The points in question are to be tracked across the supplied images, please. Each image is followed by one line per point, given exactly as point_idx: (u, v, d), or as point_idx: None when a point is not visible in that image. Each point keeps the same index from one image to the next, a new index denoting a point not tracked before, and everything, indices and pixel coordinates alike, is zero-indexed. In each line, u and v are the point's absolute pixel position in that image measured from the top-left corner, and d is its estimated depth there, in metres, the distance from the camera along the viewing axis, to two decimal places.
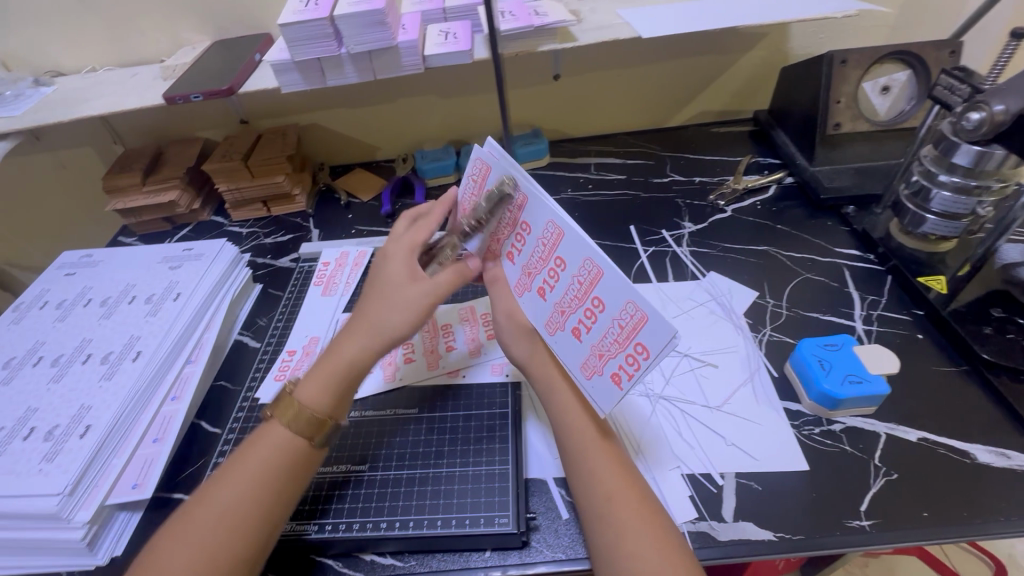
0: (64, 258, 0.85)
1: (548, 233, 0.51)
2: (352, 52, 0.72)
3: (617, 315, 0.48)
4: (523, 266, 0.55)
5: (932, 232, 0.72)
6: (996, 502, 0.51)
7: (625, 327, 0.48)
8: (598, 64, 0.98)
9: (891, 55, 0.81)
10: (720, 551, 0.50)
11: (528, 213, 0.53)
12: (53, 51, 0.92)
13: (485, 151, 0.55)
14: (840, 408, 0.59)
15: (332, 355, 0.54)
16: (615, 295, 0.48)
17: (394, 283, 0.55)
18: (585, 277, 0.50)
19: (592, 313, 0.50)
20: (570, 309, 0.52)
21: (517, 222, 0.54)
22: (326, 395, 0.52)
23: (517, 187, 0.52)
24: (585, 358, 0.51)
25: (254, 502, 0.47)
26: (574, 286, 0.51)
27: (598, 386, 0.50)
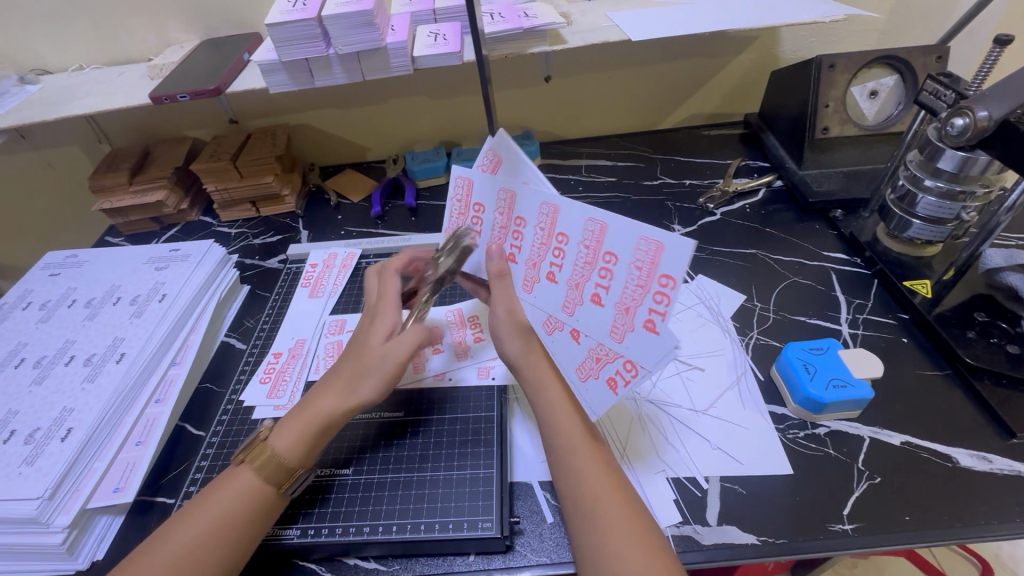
0: (49, 258, 0.84)
1: (544, 214, 0.52)
2: (340, 53, 0.71)
3: (632, 265, 0.48)
4: (527, 260, 0.54)
5: (918, 236, 0.72)
6: (977, 506, 0.52)
7: (643, 265, 0.48)
8: (589, 66, 0.98)
9: (879, 59, 0.82)
10: (704, 555, 0.50)
11: (519, 207, 0.53)
12: (39, 49, 0.91)
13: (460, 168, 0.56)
14: (825, 412, 0.59)
15: (309, 404, 0.54)
16: (622, 242, 0.49)
17: (369, 340, 0.55)
18: (590, 240, 0.51)
19: (608, 270, 0.50)
20: (585, 279, 0.51)
21: (511, 220, 0.54)
22: (302, 445, 0.52)
23: (503, 185, 0.54)
24: (613, 321, 0.50)
25: (219, 544, 0.47)
26: (582, 253, 0.51)
27: (635, 349, 0.49)
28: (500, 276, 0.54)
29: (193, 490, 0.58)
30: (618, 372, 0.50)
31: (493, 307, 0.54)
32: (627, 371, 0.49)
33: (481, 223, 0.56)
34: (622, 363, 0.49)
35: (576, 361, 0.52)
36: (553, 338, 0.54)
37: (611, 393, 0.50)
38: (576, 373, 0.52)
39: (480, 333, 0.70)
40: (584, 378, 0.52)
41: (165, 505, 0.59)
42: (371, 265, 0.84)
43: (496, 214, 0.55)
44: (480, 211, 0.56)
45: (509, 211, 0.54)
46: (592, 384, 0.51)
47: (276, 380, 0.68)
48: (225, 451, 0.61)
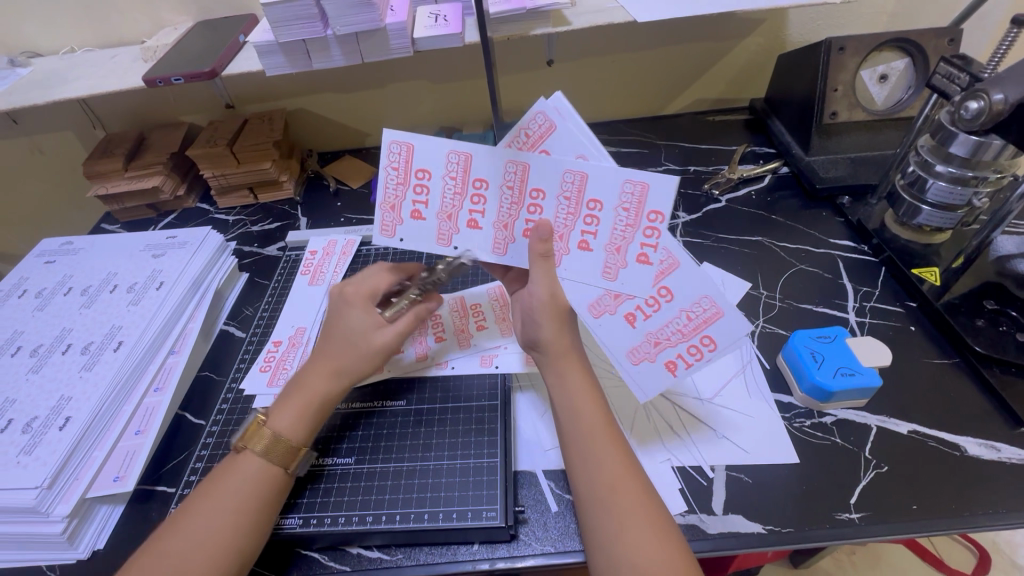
0: (44, 245, 0.82)
1: (512, 172, 0.52)
2: (338, 34, 0.69)
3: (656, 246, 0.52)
4: (494, 223, 0.54)
5: (927, 223, 0.72)
6: (986, 495, 0.51)
7: (632, 206, 0.51)
8: (592, 50, 0.96)
9: (890, 42, 0.80)
10: (709, 544, 0.50)
11: (476, 169, 0.53)
12: (29, 31, 0.88)
13: (392, 134, 0.53)
14: (832, 401, 0.58)
15: (303, 383, 0.55)
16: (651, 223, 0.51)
17: (359, 331, 0.56)
18: (569, 190, 0.52)
19: (593, 216, 0.52)
20: (620, 246, 0.52)
21: (468, 183, 0.53)
22: (303, 423, 0.53)
23: (453, 148, 0.53)
24: (604, 262, 0.53)
25: (234, 532, 0.46)
26: (620, 220, 0.52)
27: (705, 335, 0.53)
28: (544, 256, 0.51)
29: (193, 479, 0.58)
30: (680, 355, 0.54)
31: (533, 289, 0.52)
32: (691, 355, 0.53)
33: (428, 191, 0.54)
34: (686, 346, 0.53)
35: (632, 344, 0.54)
36: (600, 321, 0.54)
37: (670, 375, 0.54)
38: (630, 355, 0.54)
39: (483, 321, 0.68)
40: (637, 360, 0.54)
41: (165, 495, 0.58)
42: (371, 253, 0.83)
43: (447, 179, 0.54)
44: (425, 178, 0.54)
45: (465, 175, 0.53)
46: (647, 366, 0.54)
47: (277, 368, 0.67)
48: (225, 441, 0.61)
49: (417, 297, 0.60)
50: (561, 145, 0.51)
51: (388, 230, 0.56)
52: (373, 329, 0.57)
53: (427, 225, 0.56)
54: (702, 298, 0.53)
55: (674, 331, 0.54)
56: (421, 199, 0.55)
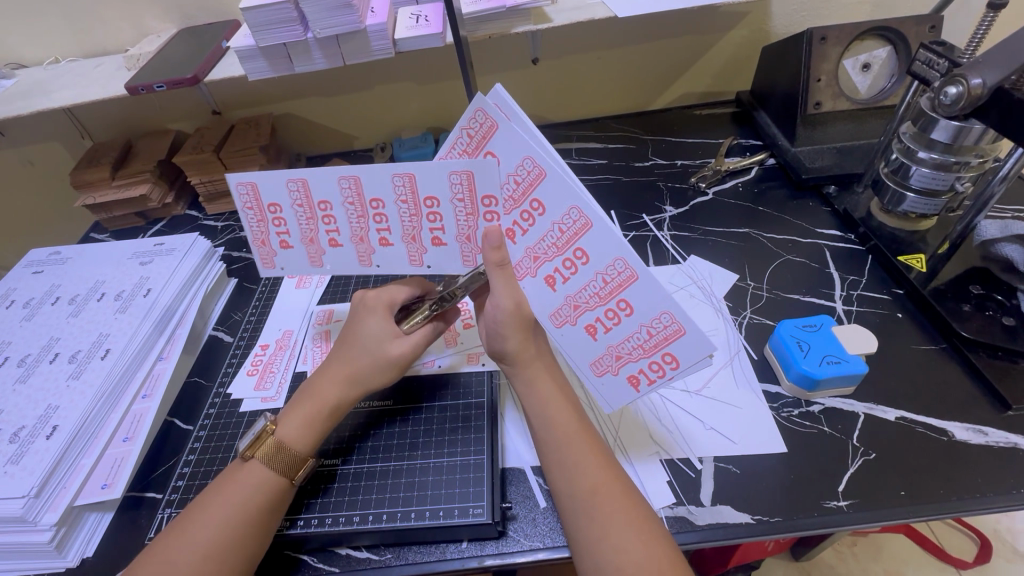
0: (32, 255, 0.82)
1: (347, 187, 0.53)
2: (318, 37, 0.69)
3: (604, 268, 0.49)
4: (351, 238, 0.56)
5: (912, 210, 0.72)
6: (973, 479, 0.51)
7: (566, 231, 0.48)
8: (576, 47, 0.97)
9: (872, 31, 0.80)
10: (698, 535, 0.50)
11: (316, 192, 0.53)
12: (13, 43, 0.89)
13: (234, 176, 0.53)
14: (819, 389, 0.58)
15: (314, 392, 0.55)
16: (601, 248, 0.48)
17: (375, 340, 0.56)
18: (521, 181, 0.49)
19: (537, 220, 0.49)
20: (546, 256, 0.51)
21: (314, 206, 0.54)
22: (307, 434, 0.53)
23: (289, 177, 0.53)
24: (560, 274, 0.51)
25: (241, 541, 0.46)
26: (552, 234, 0.49)
27: (667, 352, 0.49)
28: (499, 266, 0.51)
29: (181, 484, 0.58)
30: (641, 371, 0.51)
31: (495, 301, 0.51)
32: (653, 372, 0.51)
33: (286, 222, 0.56)
34: (648, 362, 0.51)
35: (594, 356, 0.53)
36: (562, 330, 0.53)
37: (633, 390, 0.52)
38: (593, 367, 0.53)
39: (469, 318, 0.71)
40: (601, 372, 0.53)
41: (154, 501, 0.58)
42: None
43: (296, 208, 0.55)
44: (279, 211, 0.55)
45: (308, 200, 0.54)
46: (609, 379, 0.53)
47: (264, 372, 0.67)
48: (212, 445, 0.61)
49: (432, 312, 0.58)
50: (499, 147, 0.48)
51: (269, 263, 0.59)
52: (377, 333, 0.56)
53: (298, 251, 0.58)
54: (664, 314, 0.48)
55: (635, 346, 0.50)
56: (332, 229, 0.56)
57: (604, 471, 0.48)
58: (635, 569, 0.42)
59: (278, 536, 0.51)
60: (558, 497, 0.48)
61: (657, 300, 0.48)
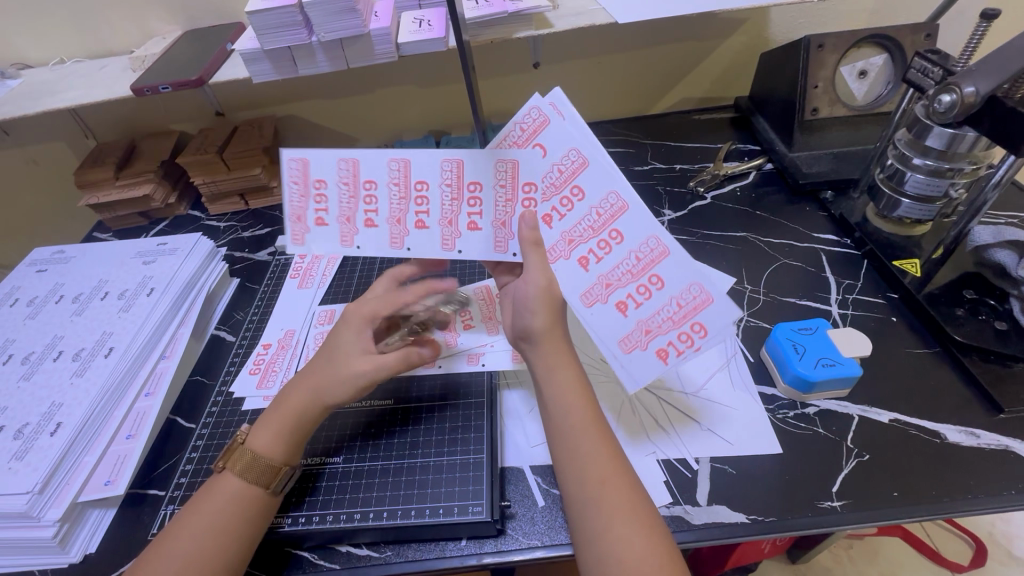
0: (36, 254, 0.83)
1: (395, 169, 0.56)
2: (322, 40, 0.70)
3: (637, 246, 0.52)
4: (386, 220, 0.57)
5: (907, 215, 0.72)
6: (965, 481, 0.52)
7: (603, 213, 0.52)
8: (576, 52, 0.98)
9: (868, 38, 0.81)
10: (694, 535, 0.51)
11: (365, 172, 0.56)
12: (19, 43, 0.90)
13: (289, 151, 0.55)
14: (814, 391, 0.59)
15: (284, 401, 0.54)
16: (637, 227, 0.51)
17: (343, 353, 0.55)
18: (565, 169, 0.53)
19: (572, 204, 0.53)
20: (581, 239, 0.53)
21: (359, 185, 0.56)
22: (274, 443, 0.52)
23: (342, 155, 0.55)
24: (593, 257, 0.53)
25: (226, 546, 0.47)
26: (589, 218, 0.53)
27: (696, 322, 0.51)
28: (536, 245, 0.53)
29: (183, 481, 0.58)
30: (670, 344, 0.51)
31: (528, 277, 0.53)
32: (682, 343, 0.51)
33: (327, 200, 0.56)
34: (677, 334, 0.51)
35: (622, 333, 0.53)
36: (591, 310, 0.53)
37: (660, 364, 0.52)
38: (621, 345, 0.53)
39: (470, 319, 0.69)
40: (628, 350, 0.53)
41: (156, 498, 0.59)
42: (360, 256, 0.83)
43: (341, 186, 0.56)
44: (323, 188, 0.56)
45: (355, 179, 0.56)
46: (638, 355, 0.52)
47: (266, 371, 0.67)
48: (214, 443, 0.61)
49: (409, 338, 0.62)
50: (546, 138, 0.52)
51: (299, 239, 0.58)
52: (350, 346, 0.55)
53: (332, 229, 0.57)
54: (693, 285, 0.51)
55: (665, 318, 0.52)
56: (371, 208, 0.56)
57: (611, 463, 0.48)
58: (633, 562, 0.43)
59: (275, 534, 0.52)
60: (564, 489, 0.48)
61: (687, 272, 0.51)
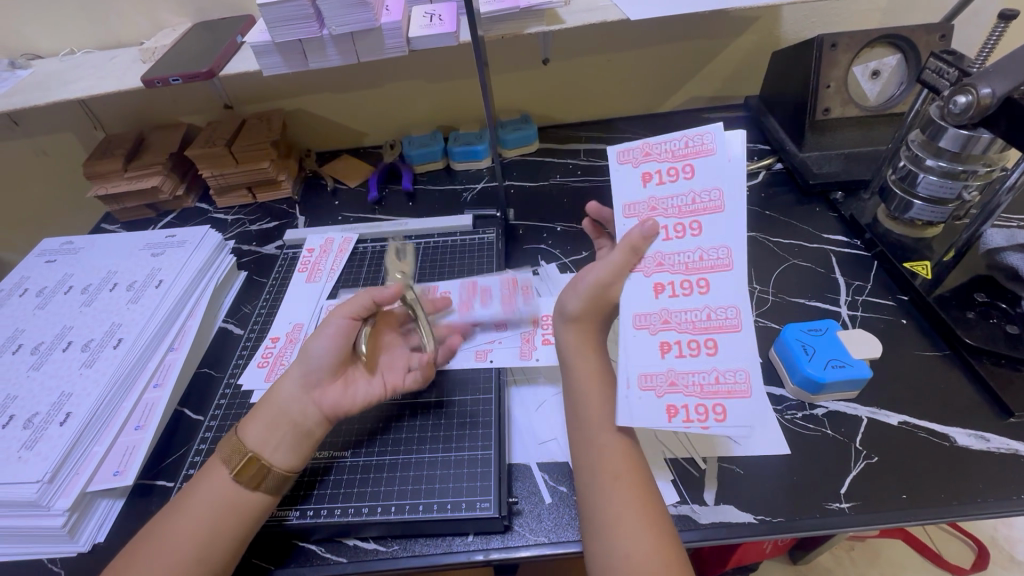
0: (45, 245, 0.83)
1: (339, 239, 0.84)
2: (333, 33, 0.70)
3: (714, 308, 0.52)
4: None
5: (918, 217, 0.72)
6: (974, 485, 0.52)
7: (706, 259, 0.52)
8: (586, 49, 0.97)
9: (882, 38, 0.81)
10: (701, 534, 0.51)
11: (340, 242, 0.84)
12: (29, 34, 0.89)
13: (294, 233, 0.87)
14: (823, 392, 0.59)
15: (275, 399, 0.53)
16: (726, 290, 0.52)
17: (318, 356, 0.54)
18: (701, 200, 0.53)
19: (685, 234, 0.53)
20: (670, 269, 0.53)
21: (336, 249, 0.83)
22: (270, 442, 0.51)
23: (331, 235, 0.86)
24: (665, 291, 0.52)
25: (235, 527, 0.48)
26: (690, 255, 0.53)
27: (721, 404, 0.50)
28: (631, 249, 0.53)
29: (192, 472, 0.59)
30: (685, 408, 0.50)
31: (593, 269, 0.54)
32: (696, 414, 0.50)
33: (326, 258, 0.82)
34: (696, 404, 0.50)
35: (648, 369, 0.51)
36: (636, 334, 0.52)
37: (664, 420, 0.49)
38: (640, 378, 0.51)
39: (487, 299, 0.70)
40: (643, 388, 0.51)
41: (164, 489, 0.59)
42: (368, 251, 0.84)
43: (335, 250, 0.83)
44: (327, 251, 0.83)
45: (340, 245, 0.84)
46: (644, 335, 0.52)
47: (274, 364, 0.67)
48: (222, 436, 0.62)
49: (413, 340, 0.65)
50: (708, 170, 0.53)
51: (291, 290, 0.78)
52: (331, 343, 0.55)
53: (317, 285, 0.78)
54: (740, 370, 0.50)
55: (695, 382, 0.51)
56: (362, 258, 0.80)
57: (619, 458, 0.48)
58: (639, 557, 0.43)
59: (280, 526, 0.52)
60: (579, 480, 0.49)
61: (743, 357, 0.51)
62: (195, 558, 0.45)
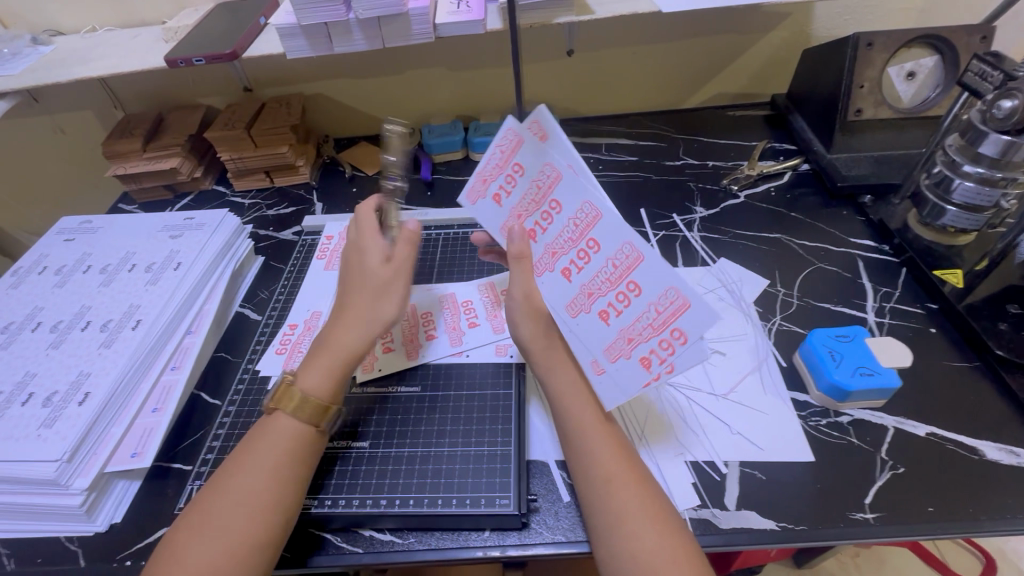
0: (64, 223, 0.83)
1: None
2: (360, 18, 0.69)
3: (614, 253, 0.49)
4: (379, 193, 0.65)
5: (952, 224, 0.70)
6: (1003, 500, 0.51)
7: (580, 223, 0.50)
8: (612, 41, 0.95)
9: (920, 38, 0.79)
10: (722, 539, 0.50)
11: None
12: (51, 9, 0.89)
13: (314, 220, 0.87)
14: (849, 400, 0.58)
15: (327, 342, 0.55)
16: (611, 235, 0.49)
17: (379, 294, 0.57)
18: (543, 181, 0.52)
19: (551, 214, 0.52)
20: (563, 250, 0.52)
21: None
22: (327, 381, 0.53)
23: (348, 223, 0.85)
24: (574, 295, 0.52)
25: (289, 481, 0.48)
26: (568, 229, 0.51)
27: (676, 328, 0.46)
28: (518, 258, 0.53)
29: (211, 457, 0.59)
30: (652, 351, 0.48)
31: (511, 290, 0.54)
32: (664, 350, 0.47)
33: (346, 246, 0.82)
34: (657, 341, 0.47)
35: (605, 342, 0.50)
36: (576, 321, 0.52)
37: (645, 373, 0.48)
38: (604, 354, 0.50)
39: None
40: (612, 359, 0.50)
41: (181, 472, 0.59)
42: None
43: None
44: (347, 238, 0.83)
45: None
46: (583, 319, 0.51)
47: (293, 351, 0.67)
48: (240, 422, 0.61)
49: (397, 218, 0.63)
50: (533, 155, 0.51)
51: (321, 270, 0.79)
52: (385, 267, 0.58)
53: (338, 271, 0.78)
54: (670, 290, 0.46)
55: (645, 325, 0.48)
56: None
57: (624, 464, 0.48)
58: (648, 558, 0.42)
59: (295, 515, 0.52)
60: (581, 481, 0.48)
61: (664, 275, 0.47)
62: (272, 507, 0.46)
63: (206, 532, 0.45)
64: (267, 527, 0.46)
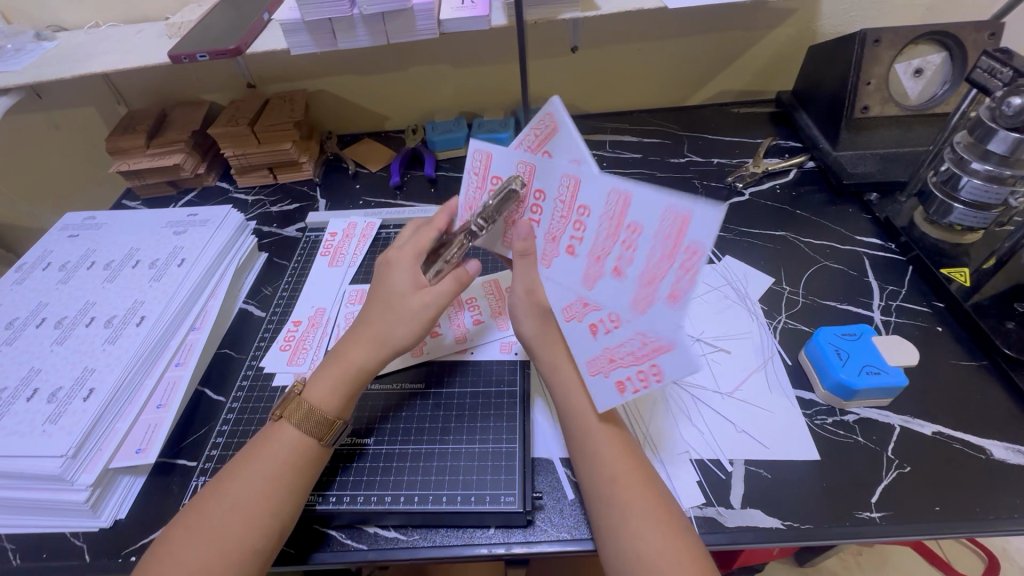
0: (67, 220, 0.83)
1: (363, 223, 0.84)
2: (364, 13, 0.69)
3: (605, 207, 0.49)
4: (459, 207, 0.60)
5: (959, 222, 0.70)
6: (1010, 499, 0.51)
7: (565, 198, 0.51)
8: (616, 37, 0.95)
9: (927, 35, 0.78)
10: (727, 537, 0.50)
11: (362, 228, 0.83)
12: (54, 4, 0.89)
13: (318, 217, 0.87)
14: (855, 399, 0.57)
15: (341, 356, 0.55)
16: (596, 189, 0.49)
17: (396, 293, 0.55)
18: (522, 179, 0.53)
19: (541, 206, 0.53)
20: (561, 232, 0.52)
21: (356, 232, 0.83)
22: (333, 397, 0.53)
23: (354, 220, 0.85)
24: (585, 267, 0.51)
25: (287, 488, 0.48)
26: (559, 208, 0.51)
27: (685, 246, 0.45)
28: (523, 254, 0.54)
29: (214, 454, 0.59)
30: (677, 281, 0.46)
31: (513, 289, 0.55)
32: (683, 275, 0.45)
33: (345, 243, 0.81)
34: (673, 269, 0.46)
35: (628, 299, 0.49)
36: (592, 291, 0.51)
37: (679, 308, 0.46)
38: (631, 309, 0.49)
39: (480, 316, 0.68)
40: (643, 309, 0.48)
41: (186, 468, 0.59)
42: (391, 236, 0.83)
43: (354, 236, 0.83)
44: (348, 236, 0.83)
45: (358, 230, 0.83)
46: (599, 286, 0.50)
47: (297, 348, 0.67)
48: (244, 419, 0.61)
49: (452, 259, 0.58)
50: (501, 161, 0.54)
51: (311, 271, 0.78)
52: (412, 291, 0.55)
53: (337, 271, 0.77)
54: (663, 212, 0.45)
55: (657, 260, 0.46)
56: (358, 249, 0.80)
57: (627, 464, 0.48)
58: (653, 558, 0.42)
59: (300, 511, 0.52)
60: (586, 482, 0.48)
61: (652, 201, 0.46)
62: (271, 511, 0.47)
63: (201, 535, 0.45)
64: (265, 532, 0.46)
